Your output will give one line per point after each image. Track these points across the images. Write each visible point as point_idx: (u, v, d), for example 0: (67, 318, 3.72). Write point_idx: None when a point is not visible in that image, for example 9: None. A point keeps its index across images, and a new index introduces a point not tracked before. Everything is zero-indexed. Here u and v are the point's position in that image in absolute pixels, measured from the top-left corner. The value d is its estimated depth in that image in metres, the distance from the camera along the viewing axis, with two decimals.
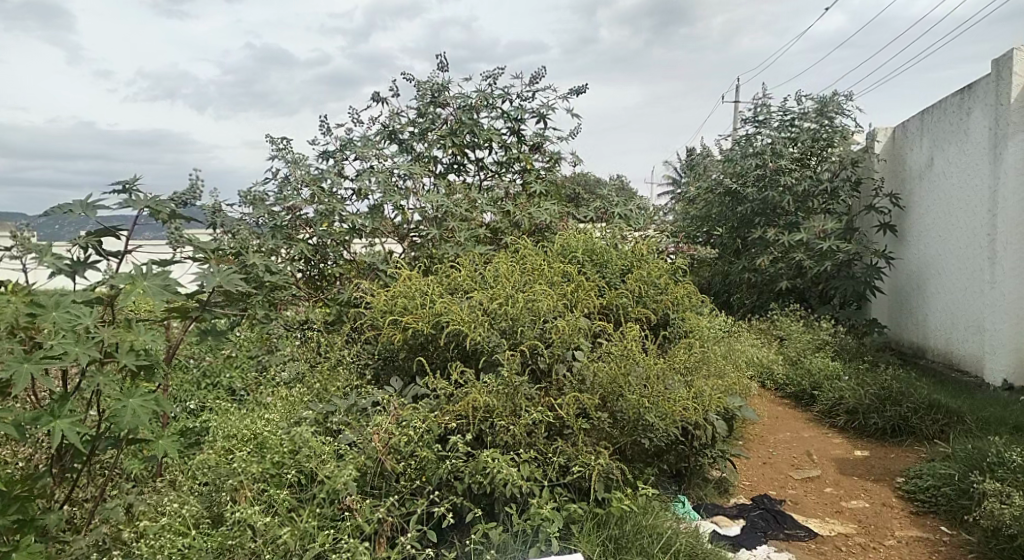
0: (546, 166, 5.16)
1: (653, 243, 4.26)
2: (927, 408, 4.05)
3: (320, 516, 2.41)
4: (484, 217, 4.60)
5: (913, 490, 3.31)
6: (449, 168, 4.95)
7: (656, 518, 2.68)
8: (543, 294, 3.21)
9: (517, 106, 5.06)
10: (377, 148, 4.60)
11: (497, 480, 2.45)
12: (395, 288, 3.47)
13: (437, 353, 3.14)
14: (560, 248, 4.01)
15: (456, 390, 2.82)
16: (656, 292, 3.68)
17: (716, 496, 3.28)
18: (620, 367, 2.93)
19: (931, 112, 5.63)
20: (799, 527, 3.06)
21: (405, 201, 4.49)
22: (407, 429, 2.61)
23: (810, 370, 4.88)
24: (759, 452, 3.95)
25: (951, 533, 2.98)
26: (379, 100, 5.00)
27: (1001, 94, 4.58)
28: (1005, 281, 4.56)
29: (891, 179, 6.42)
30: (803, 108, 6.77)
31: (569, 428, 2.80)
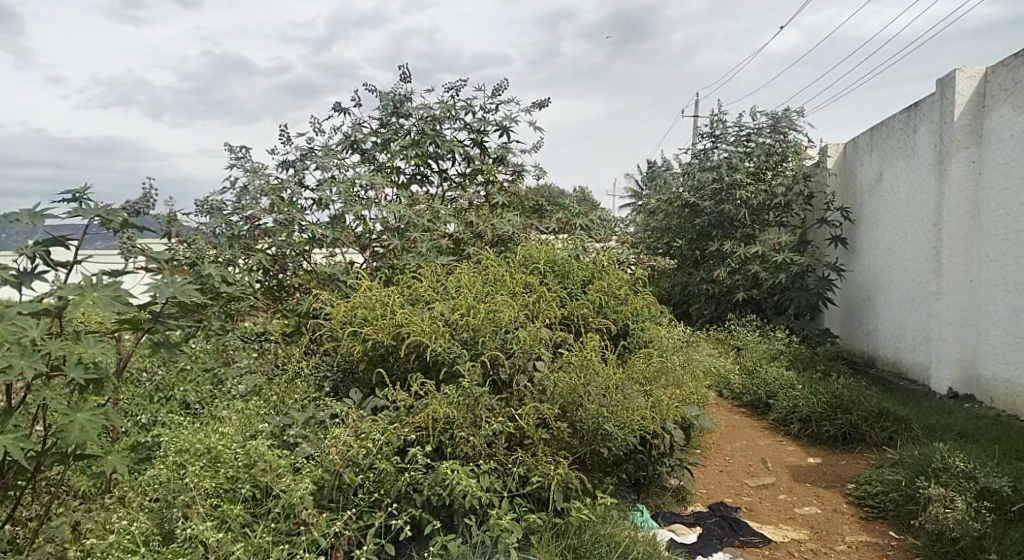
0: (509, 178, 5.19)
1: (613, 254, 4.31)
2: (876, 415, 4.17)
3: (275, 531, 2.37)
4: (447, 228, 4.61)
5: (862, 496, 3.40)
6: (412, 178, 4.94)
7: (614, 526, 2.71)
8: (505, 305, 3.22)
9: (480, 117, 5.08)
10: (338, 158, 4.58)
11: (456, 491, 2.44)
12: (356, 299, 3.44)
13: (397, 364, 3.13)
14: (521, 259, 4.02)
15: (416, 402, 2.81)
16: (616, 303, 3.73)
17: (673, 504, 3.33)
18: (580, 378, 2.95)
19: (880, 129, 5.83)
20: (753, 533, 3.12)
21: (367, 211, 4.46)
22: (365, 441, 2.59)
23: (765, 379, 4.99)
24: (716, 461, 4.01)
25: (899, 537, 3.06)
26: (341, 110, 4.97)
27: (944, 113, 4.75)
28: (949, 293, 4.70)
29: (843, 193, 6.62)
30: (758, 123, 6.96)
31: (529, 438, 2.80)
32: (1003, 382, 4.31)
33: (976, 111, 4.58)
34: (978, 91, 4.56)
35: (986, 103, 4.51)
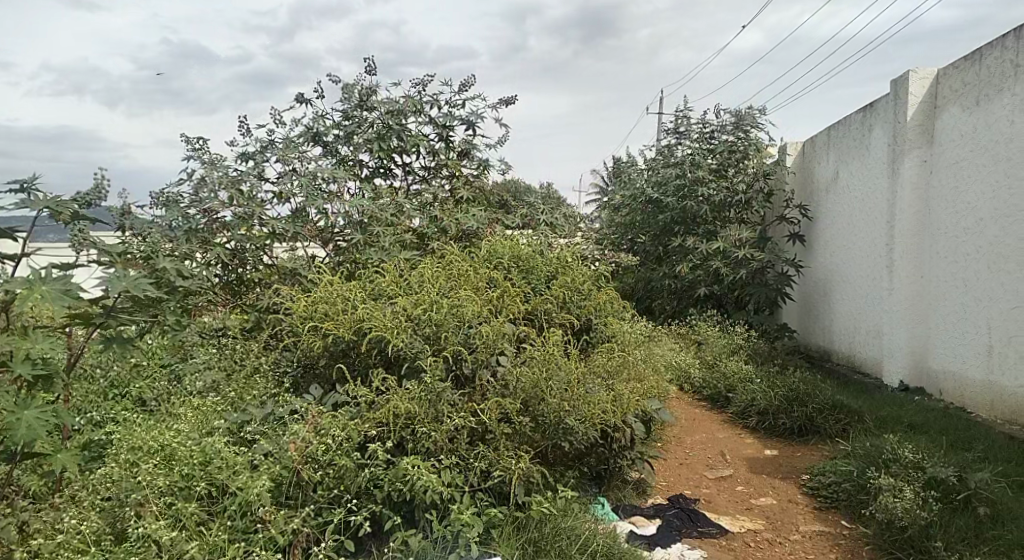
0: (474, 173, 5.17)
1: (577, 250, 4.34)
2: (830, 408, 4.28)
3: (230, 529, 2.35)
4: (411, 222, 4.58)
5: (816, 487, 3.48)
6: (375, 171, 4.90)
7: (574, 519, 2.73)
8: (468, 300, 3.21)
9: (445, 112, 5.05)
10: (300, 151, 4.51)
11: (416, 486, 2.43)
12: (317, 293, 3.40)
13: (359, 360, 3.10)
14: (486, 254, 4.01)
15: (378, 397, 2.78)
16: (579, 298, 3.76)
17: (635, 497, 3.36)
18: (543, 373, 2.96)
19: (837, 128, 5.97)
20: (711, 524, 3.18)
21: (329, 205, 4.40)
22: (325, 437, 2.56)
23: (725, 373, 5.09)
24: (676, 453, 4.08)
25: (850, 527, 3.15)
26: (304, 102, 4.90)
27: (898, 113, 4.87)
28: (901, 288, 4.83)
29: (802, 191, 6.76)
30: (721, 121, 7.07)
31: (491, 433, 2.80)
32: (950, 375, 4.43)
33: (927, 111, 4.70)
34: (930, 92, 4.68)
35: (938, 104, 4.63)
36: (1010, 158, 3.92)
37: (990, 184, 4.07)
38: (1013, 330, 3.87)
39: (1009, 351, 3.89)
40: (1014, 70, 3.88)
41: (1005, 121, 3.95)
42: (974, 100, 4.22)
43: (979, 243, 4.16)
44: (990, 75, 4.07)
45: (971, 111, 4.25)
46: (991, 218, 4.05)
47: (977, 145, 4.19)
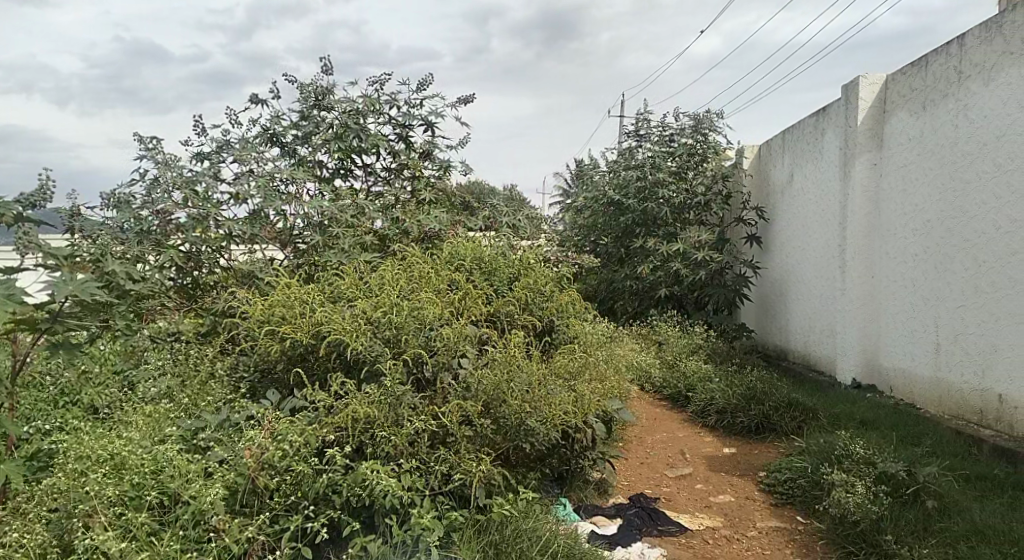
0: (436, 174, 5.14)
1: (540, 252, 4.35)
2: (786, 406, 4.37)
3: (183, 539, 2.30)
4: (372, 224, 4.55)
5: (773, 484, 3.54)
6: (336, 172, 4.85)
7: (536, 520, 2.74)
8: (429, 302, 3.19)
9: (405, 112, 5.02)
10: (257, 151, 4.44)
11: (376, 491, 2.40)
12: (275, 297, 3.35)
13: (317, 363, 3.05)
14: (447, 255, 3.99)
15: (336, 402, 2.74)
16: (541, 299, 3.77)
17: (596, 497, 3.39)
18: (504, 375, 2.94)
19: (792, 132, 6.11)
20: (670, 522, 3.22)
21: (288, 206, 4.34)
22: (281, 443, 2.50)
23: (685, 373, 5.16)
24: (637, 453, 4.12)
25: (805, 522, 3.22)
26: (260, 102, 4.81)
27: (849, 117, 5.01)
28: (853, 288, 4.96)
29: (759, 193, 6.90)
30: (680, 124, 7.17)
31: (452, 436, 2.78)
32: (900, 373, 4.55)
33: (877, 116, 4.84)
34: (879, 97, 4.82)
35: (887, 109, 4.77)
36: (954, 161, 4.04)
37: (936, 187, 4.19)
38: (958, 328, 3.98)
39: (955, 348, 4.00)
40: (958, 77, 4.00)
41: (949, 126, 4.07)
42: (921, 105, 4.34)
43: (926, 244, 4.28)
44: (936, 81, 4.20)
45: (918, 116, 4.38)
46: (937, 220, 4.17)
47: (924, 149, 4.31)
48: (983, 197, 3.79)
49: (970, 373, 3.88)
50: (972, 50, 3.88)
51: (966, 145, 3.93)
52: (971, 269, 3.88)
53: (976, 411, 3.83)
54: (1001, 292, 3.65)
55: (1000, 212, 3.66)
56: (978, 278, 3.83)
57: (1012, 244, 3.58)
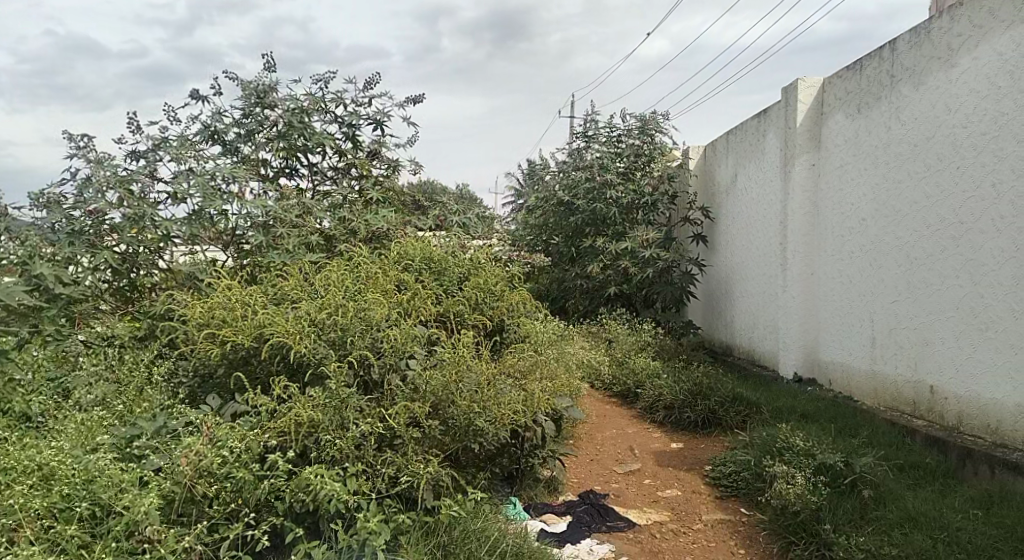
0: (384, 173, 5.07)
1: (490, 251, 4.33)
2: (731, 401, 4.47)
3: (115, 551, 2.21)
4: (318, 224, 4.46)
5: (717, 477, 3.62)
6: (280, 171, 4.74)
7: (484, 521, 2.73)
8: (376, 303, 3.14)
9: (351, 110, 4.94)
10: (196, 150, 4.30)
11: (320, 496, 2.35)
12: (215, 299, 3.25)
13: (260, 367, 2.97)
14: (395, 254, 3.94)
15: (279, 406, 2.67)
16: (492, 299, 3.75)
17: (546, 495, 3.40)
18: (453, 375, 2.91)
19: (735, 133, 6.25)
20: (620, 518, 3.25)
21: (228, 205, 4.18)
22: (220, 450, 2.45)
23: (634, 370, 5.24)
24: (586, 450, 4.16)
25: (749, 513, 3.29)
26: (199, 99, 4.67)
27: (789, 119, 5.15)
28: (795, 285, 5.10)
29: (704, 193, 7.04)
30: (627, 125, 7.26)
31: (400, 438, 2.74)
32: (839, 366, 4.70)
33: (815, 117, 4.98)
34: (817, 99, 4.97)
35: (824, 111, 4.92)
36: (888, 162, 4.18)
37: (870, 187, 4.34)
38: (893, 322, 4.13)
39: (890, 342, 4.15)
40: (890, 80, 4.15)
41: (883, 127, 4.22)
42: (856, 107, 4.50)
43: (862, 241, 4.42)
44: (870, 84, 4.35)
45: (854, 118, 4.53)
46: (872, 218, 4.32)
47: (860, 150, 4.46)
48: (914, 197, 3.94)
49: (904, 365, 4.02)
50: (903, 54, 4.03)
51: (898, 146, 4.08)
52: (904, 265, 4.02)
53: (910, 402, 3.97)
54: (931, 287, 3.79)
55: (929, 210, 3.80)
56: (910, 275, 3.97)
57: (941, 242, 3.72)
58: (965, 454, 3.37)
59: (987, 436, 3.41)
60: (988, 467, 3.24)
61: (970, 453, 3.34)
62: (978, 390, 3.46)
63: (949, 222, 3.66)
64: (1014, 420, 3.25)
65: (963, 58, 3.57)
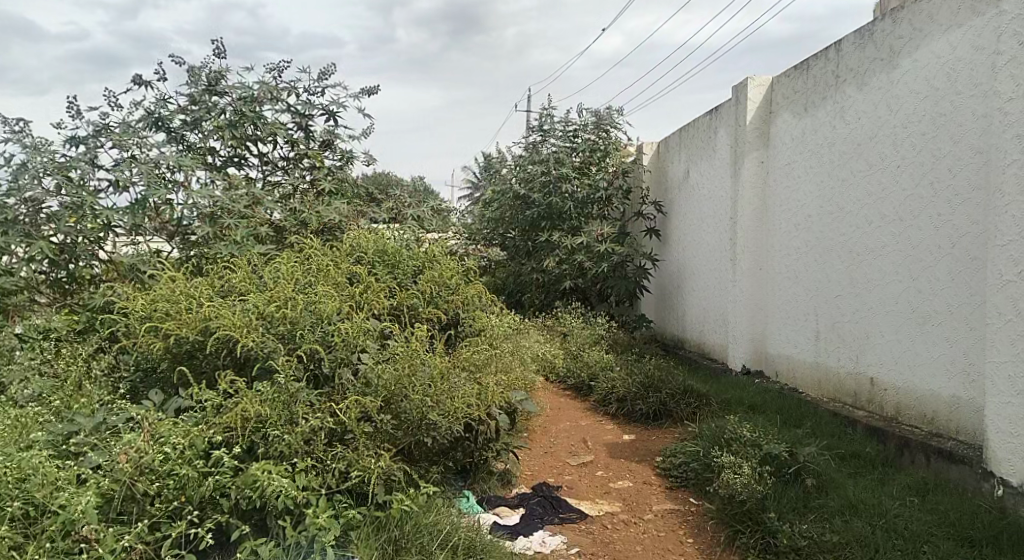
0: (337, 164, 4.98)
1: (445, 245, 4.30)
2: (682, 393, 4.54)
3: (49, 551, 2.13)
4: (267, 214, 4.34)
5: (667, 468, 3.68)
6: (228, 161, 4.61)
7: (436, 515, 2.72)
8: (327, 296, 3.08)
9: (304, 100, 4.84)
10: (139, 136, 4.16)
11: (267, 493, 2.30)
12: (158, 292, 3.15)
13: (205, 361, 2.89)
14: (348, 247, 3.88)
15: (225, 401, 2.60)
16: (447, 293, 3.73)
17: (499, 488, 3.40)
18: (405, 369, 2.88)
19: (687, 130, 6.34)
20: (572, 510, 3.28)
21: (174, 194, 4.09)
22: (162, 446, 2.38)
23: (588, 364, 5.29)
24: (540, 443, 4.18)
25: (697, 503, 3.35)
26: (143, 85, 4.51)
27: (739, 117, 5.25)
28: (743, 280, 5.20)
29: (657, 189, 7.13)
30: (583, 120, 7.30)
31: (351, 433, 2.70)
32: (785, 358, 4.82)
33: (764, 116, 5.09)
34: (765, 97, 5.07)
35: (773, 109, 5.02)
36: (832, 160, 4.30)
37: (816, 184, 4.46)
38: (836, 317, 4.25)
39: (833, 336, 4.27)
40: (836, 80, 4.26)
41: (829, 126, 4.33)
42: (803, 106, 4.61)
43: (808, 237, 4.54)
44: (816, 84, 4.46)
45: (801, 117, 4.64)
46: (818, 215, 4.43)
47: (806, 148, 4.57)
48: (857, 194, 4.05)
49: (846, 358, 4.15)
50: (848, 55, 4.14)
51: (843, 144, 4.19)
52: (847, 261, 4.15)
53: (852, 393, 4.10)
54: (873, 282, 3.91)
55: (871, 208, 3.92)
56: (852, 270, 4.10)
57: (882, 238, 3.84)
58: (903, 443, 3.49)
59: (923, 426, 3.54)
60: (924, 456, 3.36)
61: (907, 442, 3.47)
62: (916, 381, 3.59)
63: (890, 219, 3.78)
64: (948, 409, 3.38)
65: (904, 60, 3.68)
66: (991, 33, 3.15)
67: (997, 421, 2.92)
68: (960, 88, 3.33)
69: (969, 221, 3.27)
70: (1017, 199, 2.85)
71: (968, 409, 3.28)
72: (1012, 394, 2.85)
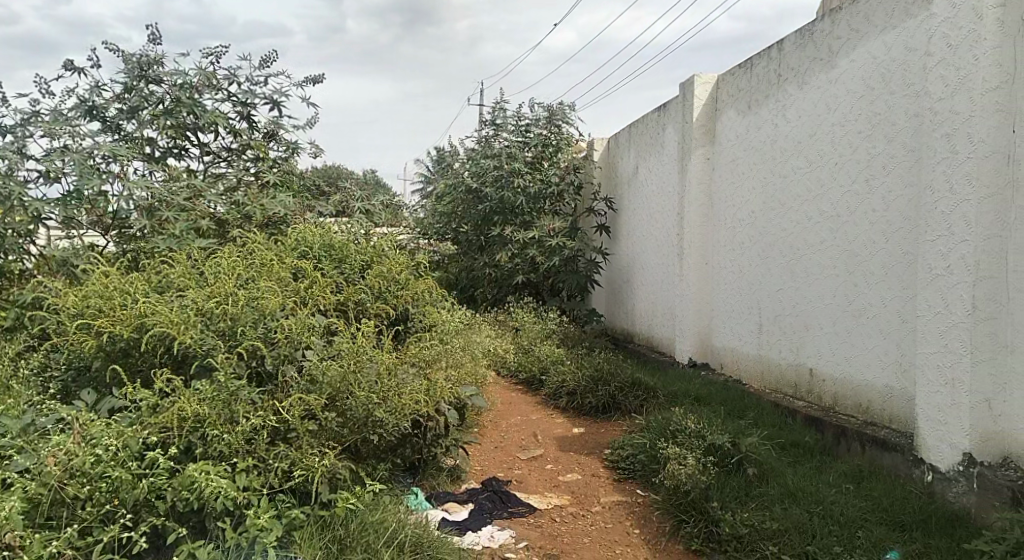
0: (283, 156, 4.87)
1: (393, 238, 4.24)
2: (630, 386, 4.60)
3: None
4: (208, 208, 4.21)
5: (615, 460, 3.72)
6: (167, 151, 4.46)
7: (382, 513, 2.69)
8: (269, 292, 3.00)
9: (246, 89, 4.71)
10: (71, 125, 3.98)
11: (205, 494, 2.23)
12: (91, 288, 3.03)
13: (141, 359, 2.80)
14: (293, 241, 3.78)
15: (162, 400, 2.51)
16: (396, 288, 3.68)
17: (449, 484, 3.39)
18: (351, 365, 2.83)
19: (637, 126, 6.41)
20: (521, 503, 3.29)
21: (109, 185, 3.93)
22: (94, 448, 2.28)
23: (539, 358, 5.31)
24: (490, 437, 4.18)
25: (644, 494, 3.40)
26: (75, 71, 4.32)
27: (686, 114, 5.33)
28: (691, 274, 5.29)
29: (607, 184, 7.19)
30: (535, 115, 7.30)
31: (294, 431, 2.64)
32: (730, 351, 4.93)
33: (710, 113, 5.17)
34: (711, 95, 5.16)
35: (718, 106, 5.11)
36: (774, 157, 4.40)
37: (759, 181, 4.56)
38: (778, 310, 4.36)
39: (775, 329, 4.38)
40: (777, 79, 4.36)
41: (771, 124, 4.43)
42: (747, 104, 4.71)
43: (752, 233, 4.64)
44: (759, 82, 4.56)
45: (745, 114, 4.74)
46: (761, 211, 4.53)
47: (750, 145, 4.67)
48: (798, 191, 4.16)
49: (787, 350, 4.26)
50: (789, 54, 4.24)
51: (784, 142, 4.30)
52: (788, 255, 4.25)
53: (793, 384, 4.21)
54: (813, 277, 4.02)
55: (811, 204, 4.03)
56: (793, 264, 4.21)
57: (821, 234, 3.96)
58: (840, 432, 3.61)
59: (859, 415, 3.66)
60: (859, 444, 3.48)
61: (844, 431, 3.59)
62: (853, 372, 3.70)
63: (828, 215, 3.89)
64: (883, 399, 3.50)
65: (842, 60, 3.79)
66: (923, 36, 3.26)
67: (927, 409, 3.05)
68: (894, 88, 3.44)
69: (901, 217, 3.39)
70: (945, 195, 2.96)
71: (901, 398, 3.40)
72: (941, 383, 2.97)
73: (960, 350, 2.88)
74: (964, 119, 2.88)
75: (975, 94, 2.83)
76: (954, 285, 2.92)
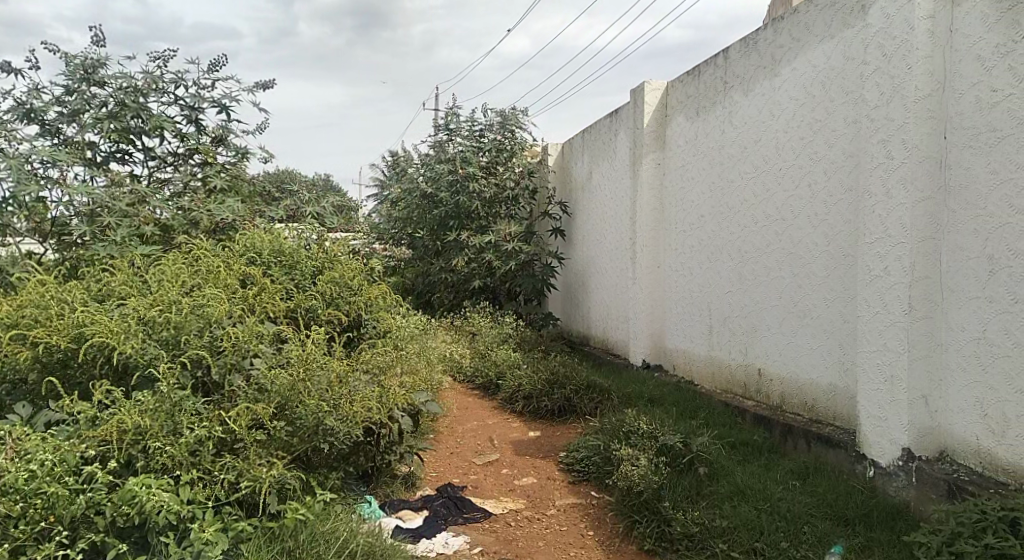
0: (231, 160, 4.76)
1: (345, 243, 4.18)
2: (586, 388, 4.63)
3: None
4: (152, 213, 4.07)
5: (570, 463, 3.74)
6: (110, 156, 4.33)
7: (333, 522, 2.66)
8: (215, 300, 2.93)
9: (194, 93, 4.59)
10: (7, 128, 3.83)
11: (147, 509, 2.17)
12: (26, 298, 2.92)
13: (81, 371, 2.70)
14: (241, 246, 3.70)
15: (101, 413, 2.43)
16: (348, 294, 3.63)
17: (403, 491, 3.37)
18: (301, 373, 2.79)
19: (590, 131, 6.47)
20: (476, 509, 3.29)
21: (47, 191, 3.79)
22: (28, 463, 2.19)
23: (495, 362, 5.31)
24: (446, 443, 4.16)
25: (598, 496, 3.44)
26: (12, 72, 4.16)
27: (637, 120, 5.41)
28: (643, 277, 5.36)
29: (562, 189, 7.24)
30: (489, 119, 7.30)
31: (241, 441, 2.59)
32: (682, 353, 5.01)
33: (660, 118, 5.26)
34: (661, 101, 5.24)
35: (668, 112, 5.20)
36: (722, 162, 4.49)
37: (708, 185, 4.65)
38: (727, 312, 4.44)
39: (725, 330, 4.47)
40: (724, 86, 4.46)
41: (718, 130, 4.53)
42: (695, 110, 4.80)
43: (701, 236, 4.73)
44: (707, 89, 4.65)
45: (694, 120, 4.82)
46: (710, 214, 4.62)
47: (698, 150, 4.76)
48: (745, 195, 4.26)
49: (737, 351, 4.35)
50: (735, 62, 4.34)
51: (731, 147, 4.39)
52: (737, 258, 4.34)
53: (742, 384, 4.30)
54: (760, 279, 4.11)
55: (757, 208, 4.13)
56: (741, 267, 4.30)
57: (767, 237, 4.05)
58: (787, 430, 3.70)
59: (805, 413, 3.75)
60: (806, 441, 3.57)
61: (790, 429, 3.68)
62: (800, 371, 3.80)
63: (773, 219, 3.99)
64: (827, 397, 3.60)
65: (784, 68, 3.90)
66: (860, 45, 3.37)
67: (868, 406, 3.15)
68: (833, 95, 3.56)
69: (842, 221, 3.50)
70: (882, 199, 3.07)
71: (843, 396, 3.50)
72: (881, 381, 3.07)
73: (898, 348, 2.99)
74: (899, 126, 2.99)
75: (908, 102, 2.94)
76: (891, 286, 3.02)
